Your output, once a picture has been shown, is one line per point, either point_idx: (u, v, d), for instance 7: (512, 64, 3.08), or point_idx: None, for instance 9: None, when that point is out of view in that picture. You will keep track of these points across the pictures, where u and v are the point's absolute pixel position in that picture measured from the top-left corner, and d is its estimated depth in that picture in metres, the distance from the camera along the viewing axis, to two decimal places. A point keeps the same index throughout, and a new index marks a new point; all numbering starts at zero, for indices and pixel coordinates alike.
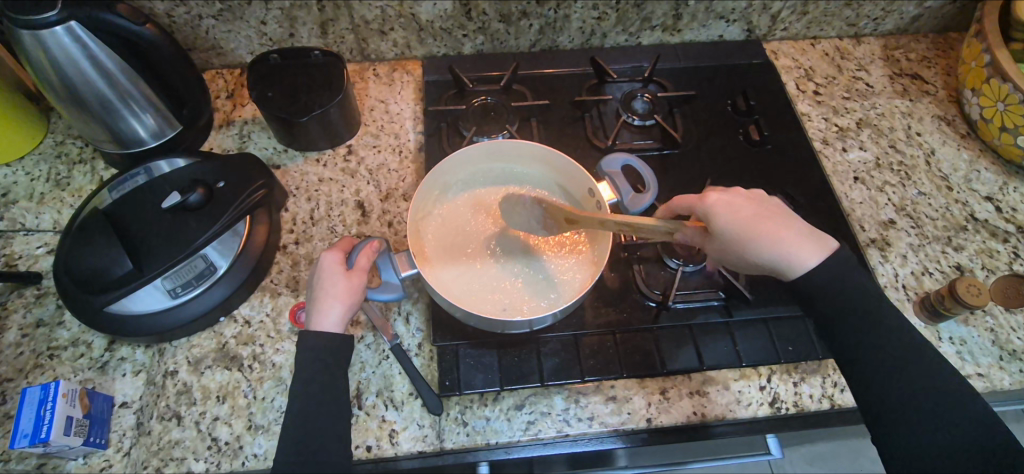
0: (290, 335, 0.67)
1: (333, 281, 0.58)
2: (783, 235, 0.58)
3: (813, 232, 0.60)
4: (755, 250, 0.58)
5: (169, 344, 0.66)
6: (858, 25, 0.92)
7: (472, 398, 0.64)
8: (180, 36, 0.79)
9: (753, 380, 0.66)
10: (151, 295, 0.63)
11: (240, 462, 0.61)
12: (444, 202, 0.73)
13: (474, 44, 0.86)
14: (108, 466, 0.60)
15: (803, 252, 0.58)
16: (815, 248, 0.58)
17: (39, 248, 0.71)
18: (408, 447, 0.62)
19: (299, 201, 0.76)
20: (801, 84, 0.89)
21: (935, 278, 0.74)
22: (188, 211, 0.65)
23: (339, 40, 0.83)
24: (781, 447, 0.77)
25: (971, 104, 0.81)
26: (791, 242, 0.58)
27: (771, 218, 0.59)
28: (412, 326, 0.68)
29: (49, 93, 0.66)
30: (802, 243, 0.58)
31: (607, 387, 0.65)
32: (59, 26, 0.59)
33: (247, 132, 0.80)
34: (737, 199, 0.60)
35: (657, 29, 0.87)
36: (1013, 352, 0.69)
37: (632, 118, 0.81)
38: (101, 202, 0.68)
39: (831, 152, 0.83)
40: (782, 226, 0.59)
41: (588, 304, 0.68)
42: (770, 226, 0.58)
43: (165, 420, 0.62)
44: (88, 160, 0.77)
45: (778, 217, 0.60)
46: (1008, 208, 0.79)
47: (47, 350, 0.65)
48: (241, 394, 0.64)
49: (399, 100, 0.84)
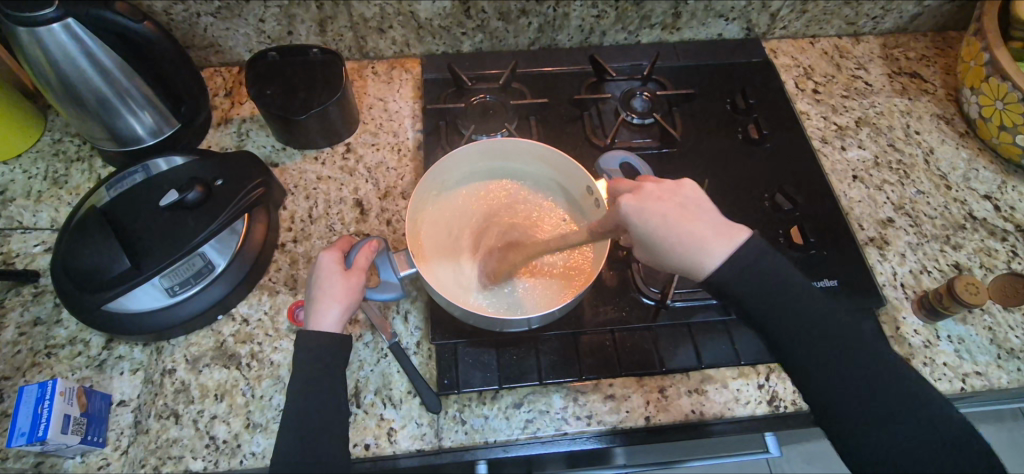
0: (289, 333, 0.67)
1: (331, 281, 0.58)
2: (702, 238, 0.53)
3: (726, 227, 0.54)
4: (666, 259, 0.55)
5: (167, 342, 0.66)
6: (857, 24, 0.91)
7: (470, 396, 0.64)
8: (179, 34, 0.79)
9: (751, 378, 0.66)
10: (149, 294, 0.63)
11: (239, 460, 0.61)
12: (439, 199, 0.73)
13: (473, 42, 0.86)
14: (106, 464, 0.60)
15: (716, 252, 0.53)
16: (723, 244, 0.53)
17: (36, 247, 0.71)
18: (406, 445, 0.62)
19: (297, 199, 0.76)
20: (800, 83, 0.89)
21: (933, 276, 0.74)
22: (186, 210, 0.64)
23: (337, 38, 0.83)
24: (778, 445, 0.79)
25: (969, 103, 0.81)
26: (702, 244, 0.53)
27: (684, 220, 0.54)
28: (411, 325, 0.68)
29: (47, 91, 0.66)
30: (715, 243, 0.53)
31: (605, 385, 0.65)
32: (57, 24, 0.59)
33: (245, 130, 0.80)
34: (649, 203, 0.54)
35: (657, 27, 0.87)
36: (1011, 351, 0.69)
37: (631, 116, 0.81)
38: (99, 200, 0.67)
39: (830, 150, 0.83)
40: (700, 228, 0.54)
41: (587, 302, 0.68)
42: (695, 227, 0.54)
43: (163, 419, 0.62)
44: (87, 158, 0.77)
45: (691, 215, 0.54)
46: (1007, 207, 0.79)
47: (44, 348, 0.65)
48: (240, 392, 0.64)
49: (398, 98, 0.84)
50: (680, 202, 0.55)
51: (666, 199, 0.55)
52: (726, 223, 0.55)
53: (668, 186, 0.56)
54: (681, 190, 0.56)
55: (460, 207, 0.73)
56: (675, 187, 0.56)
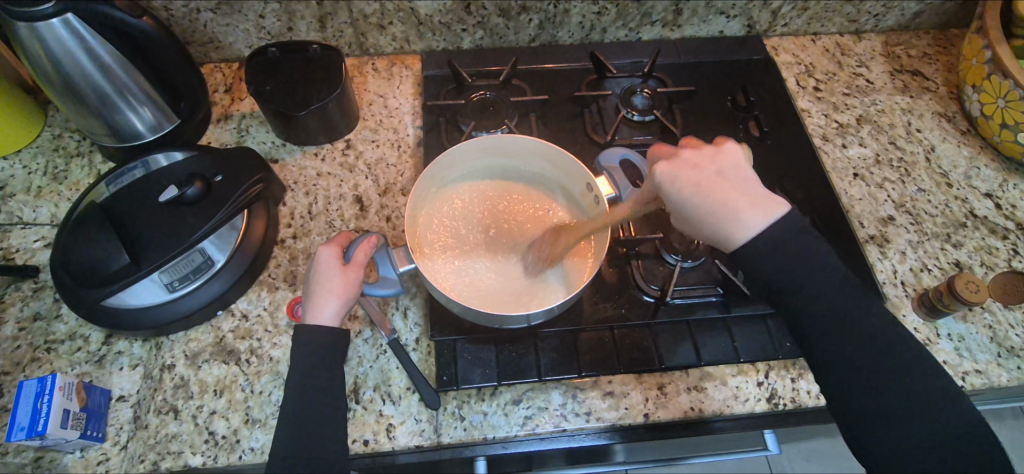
0: (288, 329, 0.67)
1: (330, 276, 0.58)
2: (736, 207, 0.53)
3: (762, 195, 0.54)
4: (702, 225, 0.55)
5: (166, 338, 0.66)
6: (859, 21, 0.91)
7: (470, 393, 0.64)
8: (178, 29, 0.79)
9: (751, 375, 0.66)
10: (149, 289, 0.63)
11: (238, 455, 0.61)
12: (440, 194, 0.73)
13: (473, 38, 0.86)
14: (105, 459, 0.60)
15: (752, 222, 0.53)
16: (762, 214, 0.53)
17: (36, 242, 0.71)
18: (406, 441, 0.62)
19: (297, 195, 0.76)
20: (801, 80, 0.88)
21: (934, 274, 0.74)
22: (185, 205, 0.64)
23: (337, 34, 0.82)
24: (778, 443, 0.77)
25: (971, 101, 0.81)
26: (736, 213, 0.53)
27: (719, 188, 0.54)
28: (410, 321, 0.68)
29: (46, 86, 0.66)
30: (750, 213, 0.53)
31: (604, 382, 0.65)
32: (55, 19, 0.59)
33: (245, 126, 0.80)
34: (683, 171, 0.55)
35: (658, 24, 0.87)
36: (1011, 349, 0.69)
37: (632, 113, 0.80)
38: (99, 195, 0.68)
39: (831, 148, 0.83)
40: (737, 196, 0.54)
41: (586, 299, 0.68)
42: (738, 197, 0.54)
43: (162, 414, 0.62)
44: (86, 154, 0.77)
45: (730, 185, 0.54)
46: (1008, 205, 0.79)
47: (44, 343, 0.65)
48: (239, 388, 0.64)
49: (398, 95, 0.84)
50: (716, 172, 0.55)
51: (703, 167, 0.55)
52: (765, 195, 0.54)
53: (709, 153, 0.56)
54: (719, 158, 0.56)
55: (462, 204, 0.73)
56: (715, 153, 0.56)
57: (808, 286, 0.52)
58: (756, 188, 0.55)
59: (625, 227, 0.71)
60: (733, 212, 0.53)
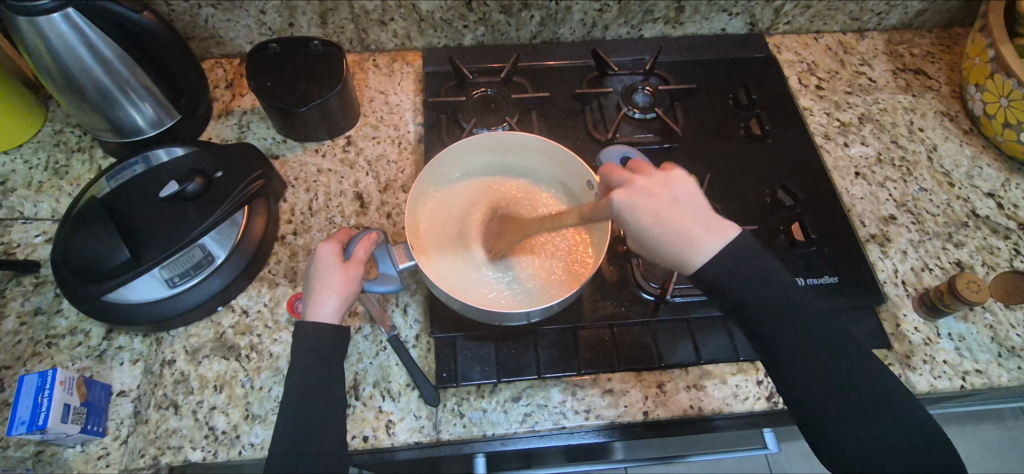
0: (288, 325, 0.67)
1: (329, 273, 0.58)
2: (690, 232, 0.53)
3: (713, 219, 0.54)
4: (659, 253, 0.55)
5: (167, 333, 0.66)
6: (861, 20, 0.91)
7: (469, 390, 0.64)
8: (179, 25, 0.79)
9: (751, 374, 0.66)
10: (149, 284, 0.63)
11: (238, 450, 0.61)
12: (445, 189, 0.74)
13: (474, 35, 0.86)
14: (105, 453, 0.61)
15: (703, 248, 0.53)
16: (712, 237, 0.53)
17: (37, 237, 0.71)
18: (405, 437, 0.62)
19: (297, 192, 0.76)
20: (803, 79, 0.88)
21: (935, 274, 0.74)
22: (187, 201, 0.64)
23: (338, 30, 0.82)
24: (778, 441, 0.75)
25: (974, 100, 0.81)
26: (689, 237, 0.53)
27: (672, 214, 0.54)
28: (410, 317, 0.68)
29: (47, 81, 0.66)
30: (704, 238, 0.53)
31: (604, 380, 0.65)
32: (56, 13, 0.59)
33: (246, 122, 0.80)
34: (638, 198, 0.55)
35: (660, 21, 0.87)
36: (1011, 349, 0.69)
37: (633, 111, 0.80)
38: (100, 190, 0.68)
39: (832, 146, 0.83)
40: (688, 221, 0.54)
41: (586, 297, 0.68)
42: (690, 223, 0.54)
43: (162, 409, 0.63)
44: (87, 149, 0.77)
45: (680, 210, 0.54)
46: (1010, 205, 0.78)
47: (45, 338, 0.65)
48: (239, 383, 0.64)
49: (399, 91, 0.84)
50: (670, 197, 0.55)
51: (656, 195, 0.55)
52: (715, 218, 0.54)
53: (656, 180, 0.56)
54: (672, 184, 0.56)
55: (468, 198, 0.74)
56: (665, 182, 0.56)
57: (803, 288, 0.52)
58: (708, 211, 0.55)
59: (626, 225, 0.71)
60: (683, 237, 0.53)
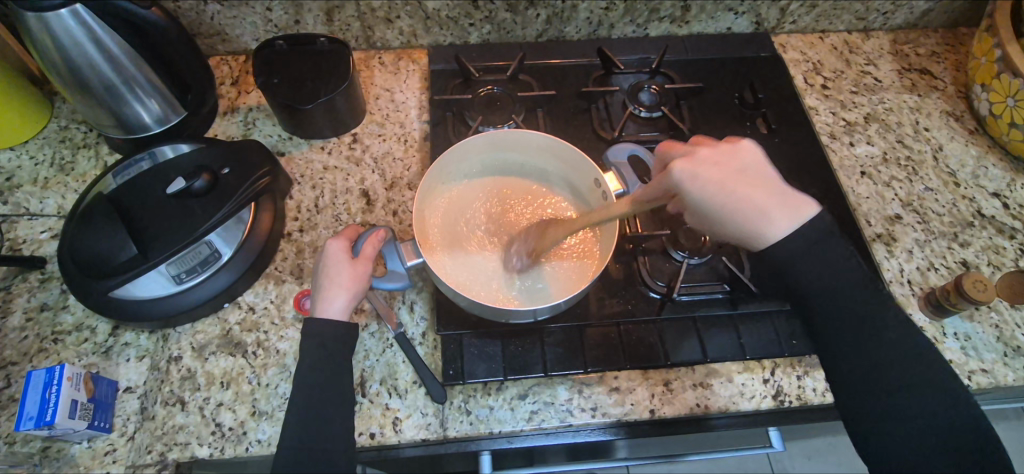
0: (294, 322, 0.67)
1: (338, 269, 0.58)
2: (761, 205, 0.54)
3: (788, 194, 0.55)
4: (727, 225, 0.55)
5: (173, 330, 0.66)
6: (867, 20, 0.91)
7: (476, 387, 0.64)
8: (186, 22, 0.78)
9: (757, 373, 0.66)
10: (156, 281, 0.64)
11: (244, 447, 0.61)
12: (469, 182, 0.74)
13: (480, 33, 0.86)
14: (112, 450, 0.61)
15: (780, 222, 0.54)
16: (788, 214, 0.54)
17: (43, 233, 0.71)
18: (412, 434, 0.62)
19: (303, 189, 0.76)
20: (809, 78, 0.88)
21: (941, 273, 0.74)
22: (193, 197, 0.64)
23: (344, 27, 0.82)
24: (783, 440, 0.75)
25: (980, 100, 0.81)
26: (763, 211, 0.54)
27: (742, 186, 0.54)
28: (416, 315, 0.68)
29: (54, 77, 0.66)
30: (779, 212, 0.54)
31: (610, 378, 0.65)
32: (64, 9, 0.59)
33: (252, 119, 0.80)
34: (704, 169, 0.54)
35: (666, 20, 0.87)
36: (1017, 348, 0.69)
37: (639, 109, 0.80)
38: (106, 187, 0.68)
39: (838, 146, 0.83)
40: (759, 193, 0.54)
41: (592, 295, 0.68)
42: (761, 195, 0.54)
43: (169, 406, 0.63)
44: (93, 145, 0.77)
45: (751, 183, 0.55)
46: (1016, 204, 0.78)
47: (51, 334, 0.65)
48: (245, 380, 0.64)
49: (405, 89, 0.84)
50: (738, 169, 0.55)
51: (722, 166, 0.55)
52: (793, 194, 0.55)
53: (724, 150, 0.56)
54: (740, 155, 0.56)
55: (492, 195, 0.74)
56: (747, 159, 0.56)
57: (858, 280, 0.53)
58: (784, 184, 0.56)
59: (632, 224, 0.71)
60: (760, 212, 0.54)
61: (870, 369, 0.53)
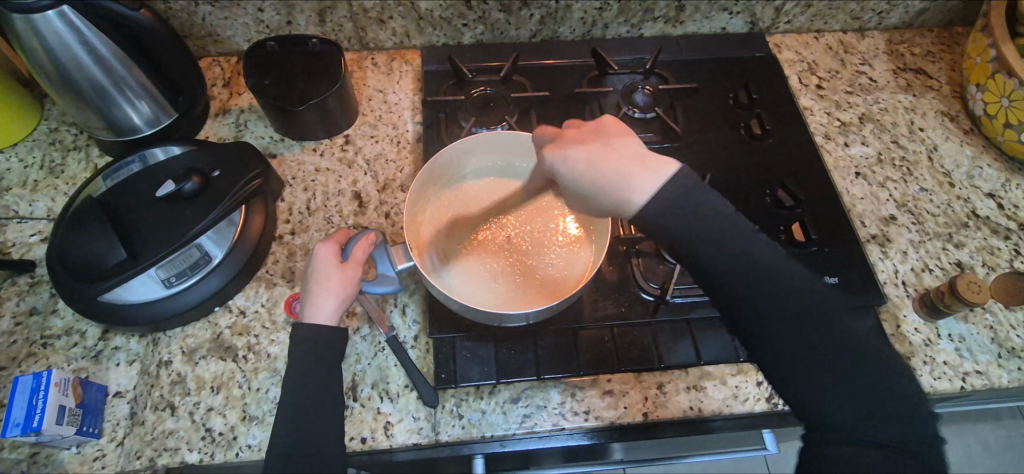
0: (285, 326, 0.67)
1: (327, 273, 0.57)
2: (623, 173, 0.49)
3: (654, 157, 0.50)
4: (597, 201, 0.51)
5: (163, 334, 0.66)
6: (862, 19, 0.91)
7: (468, 391, 0.64)
8: (176, 23, 0.78)
9: (751, 375, 0.66)
10: (146, 285, 0.63)
11: (234, 452, 0.61)
12: (462, 183, 0.74)
13: (473, 33, 0.85)
14: (101, 455, 0.60)
15: (638, 183, 0.48)
16: (649, 176, 0.49)
17: (32, 236, 0.71)
18: (403, 439, 0.62)
19: (295, 191, 0.75)
20: (804, 78, 0.88)
21: (935, 274, 0.73)
22: (183, 200, 0.64)
23: (337, 28, 0.82)
24: (777, 441, 0.75)
25: (974, 100, 0.81)
26: (624, 178, 0.49)
27: (603, 157, 0.50)
28: (409, 318, 0.67)
29: (43, 79, 0.65)
30: (639, 175, 0.49)
31: (603, 381, 0.65)
32: (50, 11, 0.58)
33: (243, 121, 0.79)
34: (569, 148, 0.52)
35: (660, 20, 0.87)
36: (1012, 350, 0.69)
37: (633, 110, 0.80)
38: (95, 189, 0.67)
39: (833, 146, 0.82)
40: (621, 162, 0.49)
41: (586, 297, 0.67)
42: (624, 160, 0.49)
43: (159, 411, 0.62)
44: (83, 147, 0.76)
45: (611, 152, 0.50)
46: (1010, 205, 0.78)
47: (40, 338, 0.65)
48: (236, 384, 0.64)
49: (398, 90, 0.83)
50: (603, 141, 0.51)
51: (587, 141, 0.52)
52: (652, 155, 0.50)
53: (590, 128, 0.53)
54: (602, 131, 0.53)
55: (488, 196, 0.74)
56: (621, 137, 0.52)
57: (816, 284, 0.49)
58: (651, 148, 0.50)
59: (626, 225, 0.71)
60: (620, 179, 0.49)
61: (814, 364, 0.46)
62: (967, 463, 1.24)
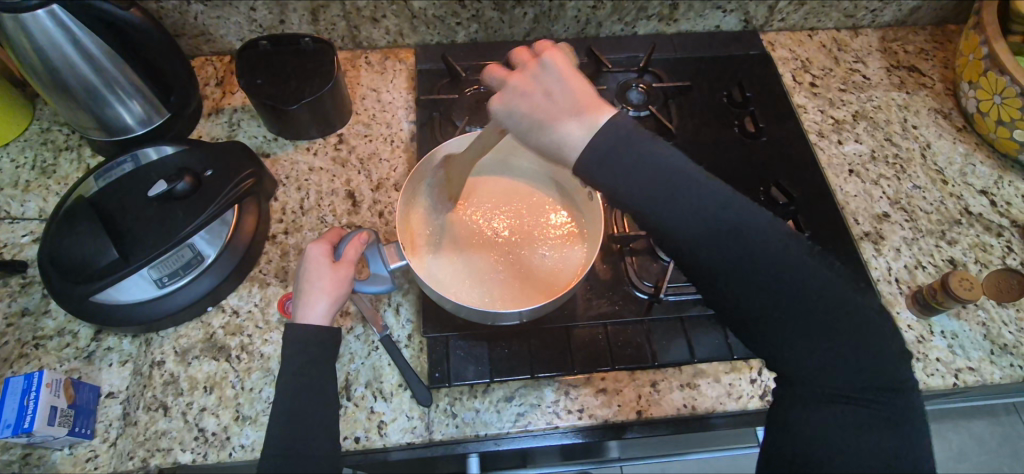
0: (278, 325, 0.67)
1: (319, 273, 0.57)
2: (559, 126, 0.44)
3: (592, 102, 0.45)
4: (544, 154, 0.46)
5: (156, 334, 0.66)
6: (856, 17, 0.91)
7: (462, 390, 0.64)
8: (169, 22, 0.78)
9: (744, 373, 0.66)
10: (138, 285, 0.63)
11: (228, 452, 0.60)
12: None
13: (467, 32, 0.85)
14: (94, 456, 0.60)
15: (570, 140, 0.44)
16: (585, 126, 0.44)
17: (24, 237, 0.70)
18: (397, 438, 0.62)
19: (289, 191, 0.75)
20: (798, 76, 0.88)
21: (928, 272, 0.74)
22: (176, 199, 0.64)
23: (330, 27, 0.82)
24: None
25: (967, 97, 0.81)
26: (560, 132, 0.44)
27: (544, 107, 0.46)
28: (402, 317, 0.67)
29: (34, 79, 0.65)
30: (574, 127, 0.44)
31: (597, 379, 0.65)
32: (40, 10, 0.58)
33: (236, 120, 0.79)
34: (512, 96, 0.47)
35: (654, 18, 0.87)
36: (1004, 346, 0.69)
37: (627, 109, 0.80)
38: (88, 189, 0.67)
39: (826, 144, 0.82)
40: (558, 111, 0.45)
41: (580, 296, 0.67)
42: (562, 109, 0.45)
43: (152, 411, 0.62)
44: (75, 147, 0.76)
45: (549, 100, 0.46)
46: (1003, 202, 0.78)
47: (32, 339, 0.65)
48: (229, 384, 0.64)
49: (391, 89, 0.83)
50: (544, 87, 0.46)
51: (528, 87, 0.47)
52: (592, 101, 0.45)
53: (526, 67, 0.48)
54: (546, 71, 0.47)
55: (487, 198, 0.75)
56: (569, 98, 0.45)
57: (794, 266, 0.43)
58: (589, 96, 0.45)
59: (619, 224, 0.71)
60: (559, 133, 0.44)
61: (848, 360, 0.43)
62: (961, 459, 1.24)
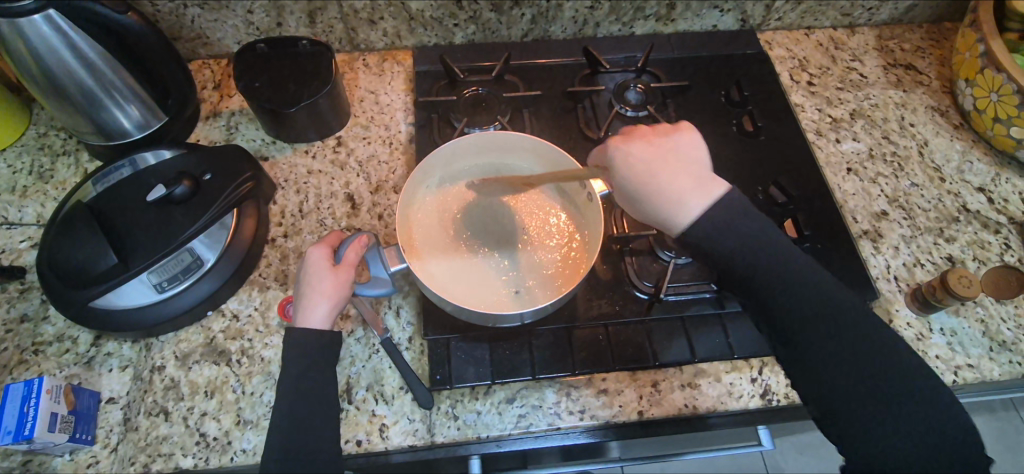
0: (279, 329, 0.67)
1: (320, 277, 0.57)
2: (688, 195, 0.54)
3: (708, 179, 0.56)
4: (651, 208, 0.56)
5: (156, 339, 0.66)
6: (853, 15, 0.91)
7: (463, 392, 0.64)
8: (165, 25, 0.77)
9: (745, 372, 0.66)
10: (137, 290, 0.63)
11: (229, 457, 0.60)
12: (454, 179, 0.73)
13: (465, 33, 0.85)
14: (95, 462, 0.60)
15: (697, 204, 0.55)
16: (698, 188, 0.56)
17: (22, 243, 0.70)
18: (399, 441, 0.62)
19: (288, 193, 0.75)
20: (795, 75, 0.88)
21: (927, 269, 0.74)
22: (174, 204, 0.63)
23: (327, 29, 0.81)
24: (772, 438, 0.75)
25: (964, 95, 0.81)
26: (685, 200, 0.54)
27: (678, 176, 0.55)
28: (402, 320, 0.67)
29: (31, 85, 0.65)
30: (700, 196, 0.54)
31: (598, 380, 0.65)
32: (38, 15, 0.58)
33: (234, 123, 0.79)
34: (636, 148, 0.57)
35: (652, 18, 0.87)
36: (1002, 343, 0.70)
37: (625, 109, 0.80)
38: (86, 194, 0.67)
39: (824, 142, 0.83)
40: (684, 180, 0.55)
41: (580, 297, 0.68)
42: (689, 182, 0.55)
43: (153, 416, 0.62)
44: (72, 152, 0.76)
45: (680, 167, 0.56)
46: (1001, 199, 0.79)
47: (31, 345, 0.64)
48: (230, 388, 0.63)
49: (389, 91, 0.83)
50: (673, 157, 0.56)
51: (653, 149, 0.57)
52: (705, 177, 0.56)
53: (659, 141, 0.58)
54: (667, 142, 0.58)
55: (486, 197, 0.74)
56: (669, 131, 0.59)
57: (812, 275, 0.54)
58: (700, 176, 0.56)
59: (619, 224, 0.71)
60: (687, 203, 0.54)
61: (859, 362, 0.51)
62: None
